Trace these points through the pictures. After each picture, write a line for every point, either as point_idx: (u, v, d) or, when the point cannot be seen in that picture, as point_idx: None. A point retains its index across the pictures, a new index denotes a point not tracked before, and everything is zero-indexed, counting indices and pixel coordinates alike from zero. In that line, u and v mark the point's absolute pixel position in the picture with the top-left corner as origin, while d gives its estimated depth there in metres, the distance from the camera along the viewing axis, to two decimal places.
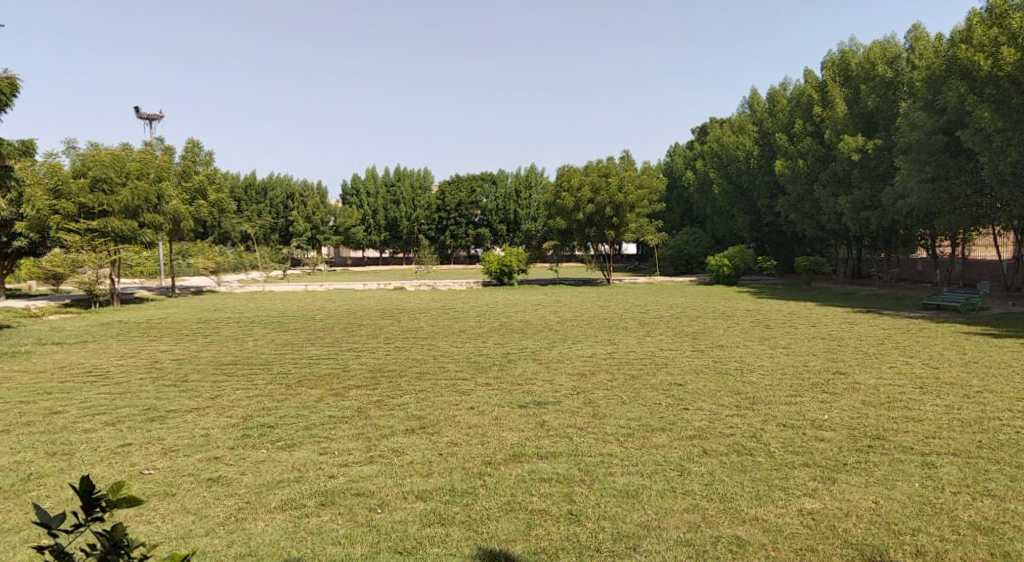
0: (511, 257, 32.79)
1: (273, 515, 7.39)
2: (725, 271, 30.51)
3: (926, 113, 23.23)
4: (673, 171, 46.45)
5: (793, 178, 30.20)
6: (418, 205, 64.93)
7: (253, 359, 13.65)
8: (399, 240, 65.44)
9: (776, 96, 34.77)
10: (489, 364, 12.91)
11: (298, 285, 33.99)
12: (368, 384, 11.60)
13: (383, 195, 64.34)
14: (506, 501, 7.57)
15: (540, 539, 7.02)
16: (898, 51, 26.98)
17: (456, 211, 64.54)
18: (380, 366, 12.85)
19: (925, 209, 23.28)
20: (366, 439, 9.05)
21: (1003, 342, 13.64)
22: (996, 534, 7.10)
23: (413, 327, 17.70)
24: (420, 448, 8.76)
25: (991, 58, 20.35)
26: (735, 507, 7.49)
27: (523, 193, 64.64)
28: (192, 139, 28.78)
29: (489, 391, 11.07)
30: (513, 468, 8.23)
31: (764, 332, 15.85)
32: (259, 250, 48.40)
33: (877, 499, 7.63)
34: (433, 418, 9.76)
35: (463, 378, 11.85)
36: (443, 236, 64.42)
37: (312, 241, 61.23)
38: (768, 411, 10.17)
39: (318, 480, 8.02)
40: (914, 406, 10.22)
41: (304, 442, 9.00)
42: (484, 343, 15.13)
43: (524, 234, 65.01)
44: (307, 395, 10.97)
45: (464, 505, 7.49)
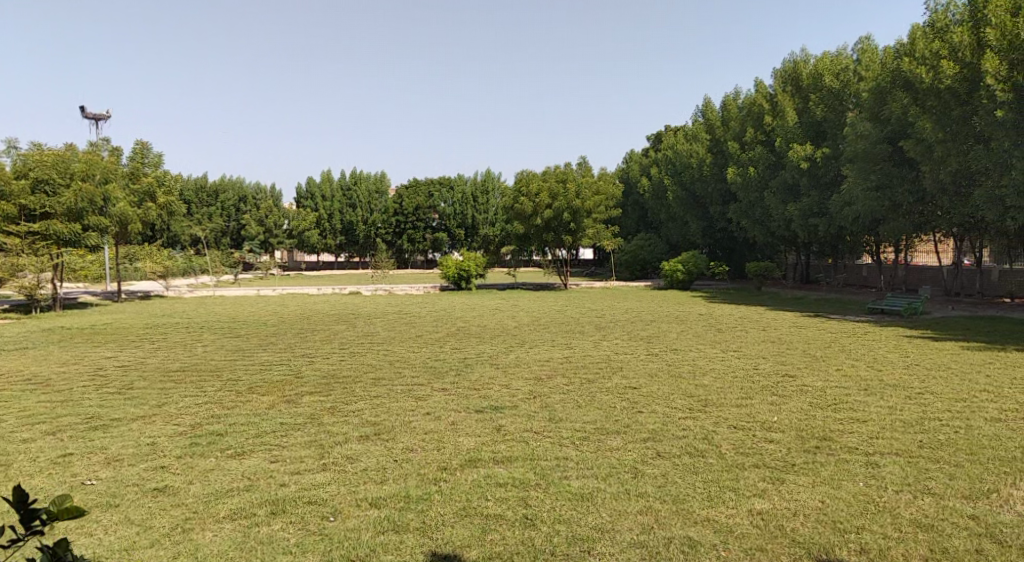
0: (469, 261, 32.84)
1: (222, 525, 7.34)
2: (678, 276, 30.94)
3: (872, 123, 23.89)
4: (628, 178, 47.08)
5: (744, 185, 30.77)
6: (374, 209, 64.81)
7: (202, 365, 13.49)
8: (356, 244, 64.63)
9: (729, 104, 35.41)
10: (446, 369, 12.95)
11: (250, 289, 33.67)
12: (322, 390, 11.56)
13: (339, 199, 64.00)
14: (461, 506, 7.63)
15: (495, 544, 7.08)
16: (845, 62, 27.64)
17: (413, 215, 64.75)
18: (334, 372, 12.78)
19: (870, 216, 23.92)
20: (319, 446, 9.04)
21: (944, 346, 14.11)
22: (936, 531, 7.35)
23: (368, 332, 17.62)
24: (374, 455, 8.76)
25: (932, 70, 21.10)
26: (687, 509, 7.65)
27: (480, 198, 65.11)
28: (141, 140, 28.31)
29: (445, 396, 11.12)
30: (469, 473, 8.30)
31: (717, 335, 16.14)
32: (209, 254, 47.70)
33: (823, 498, 7.87)
34: (388, 425, 9.77)
35: (418, 384, 11.87)
36: (400, 240, 64.70)
37: (265, 244, 60.63)
38: (720, 414, 10.38)
39: (269, 489, 7.98)
40: (859, 407, 10.54)
41: (255, 450, 8.95)
42: (441, 348, 15.16)
43: (481, 239, 65.35)
44: (259, 402, 10.88)
45: (419, 512, 7.53)
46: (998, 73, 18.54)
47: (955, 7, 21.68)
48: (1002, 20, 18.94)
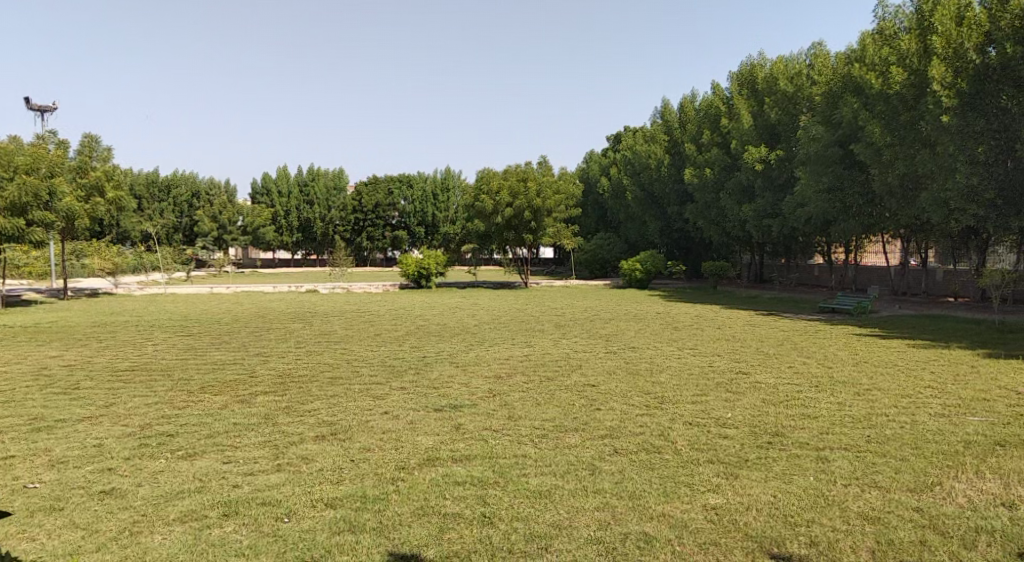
0: (429, 259, 32.87)
1: (171, 528, 7.31)
2: (637, 275, 31.26)
3: (824, 126, 24.40)
4: (588, 177, 47.50)
5: (700, 187, 31.19)
6: (332, 206, 64.41)
7: (153, 365, 13.33)
8: (314, 241, 64.57)
9: (686, 106, 35.86)
10: (405, 368, 12.97)
11: (203, 287, 33.10)
12: (277, 389, 11.50)
13: (296, 196, 63.43)
14: (419, 505, 7.68)
15: (452, 543, 7.15)
16: (798, 67, 28.24)
17: (373, 213, 64.11)
18: (289, 371, 12.73)
19: (822, 218, 24.43)
20: (273, 447, 9.02)
21: (891, 344, 14.51)
22: (883, 523, 7.58)
23: (325, 331, 17.53)
24: (330, 455, 8.77)
25: (882, 76, 21.90)
26: (643, 504, 7.81)
27: (441, 197, 65.07)
28: (88, 133, 27.76)
29: (404, 395, 11.15)
30: (427, 472, 8.36)
31: (673, 334, 16.39)
32: (161, 251, 46.78)
33: (775, 493, 8.09)
34: (345, 424, 9.77)
35: (377, 383, 11.87)
36: (359, 238, 64.43)
37: (219, 241, 58.23)
38: (675, 410, 10.58)
39: (221, 490, 7.96)
40: (810, 403, 10.83)
41: (206, 451, 8.90)
42: (401, 346, 15.17)
43: (442, 238, 65.45)
44: (211, 402, 10.81)
45: (376, 512, 7.56)
46: (944, 79, 19.21)
47: (903, 15, 22.54)
48: (947, 28, 19.63)
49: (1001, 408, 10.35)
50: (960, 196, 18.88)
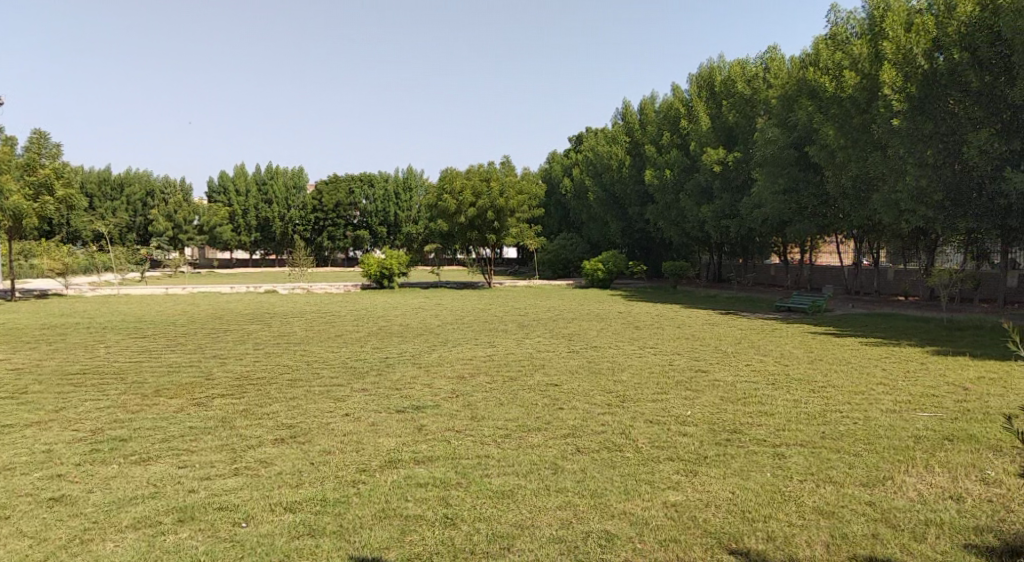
0: (392, 260, 32.73)
1: (124, 535, 7.25)
2: (599, 275, 31.49)
3: (780, 128, 24.83)
4: (551, 178, 47.78)
5: (660, 188, 31.53)
6: (292, 205, 63.92)
7: (105, 367, 13.14)
8: (273, 241, 63.98)
9: (646, 107, 36.22)
10: (367, 369, 12.96)
11: (157, 288, 32.46)
12: (234, 392, 11.43)
13: (254, 195, 62.79)
14: (380, 508, 7.70)
15: (414, 545, 7.19)
16: (754, 71, 28.66)
17: (333, 212, 64.09)
18: (247, 374, 12.63)
19: (778, 218, 24.86)
20: (230, 451, 8.97)
21: (845, 341, 14.84)
22: (837, 517, 7.79)
23: (284, 332, 17.41)
24: (290, 459, 8.75)
25: (835, 80, 22.40)
26: (604, 503, 7.92)
27: (403, 196, 65.24)
28: (36, 129, 27.04)
29: (365, 397, 11.15)
30: (389, 474, 8.38)
31: (635, 333, 16.58)
32: (114, 251, 45.90)
33: (733, 489, 8.25)
34: (305, 427, 9.75)
35: (338, 384, 11.86)
36: (320, 238, 64.18)
37: (174, 241, 57.36)
38: (637, 409, 10.73)
39: (176, 496, 7.90)
40: (767, 401, 11.05)
41: (161, 456, 8.83)
42: (362, 347, 15.15)
43: (405, 237, 65.52)
44: (166, 405, 10.70)
45: (336, 515, 7.57)
46: (894, 83, 19.69)
47: (854, 20, 23.06)
48: (897, 35, 20.13)
49: (950, 403, 10.67)
50: (910, 198, 19.38)
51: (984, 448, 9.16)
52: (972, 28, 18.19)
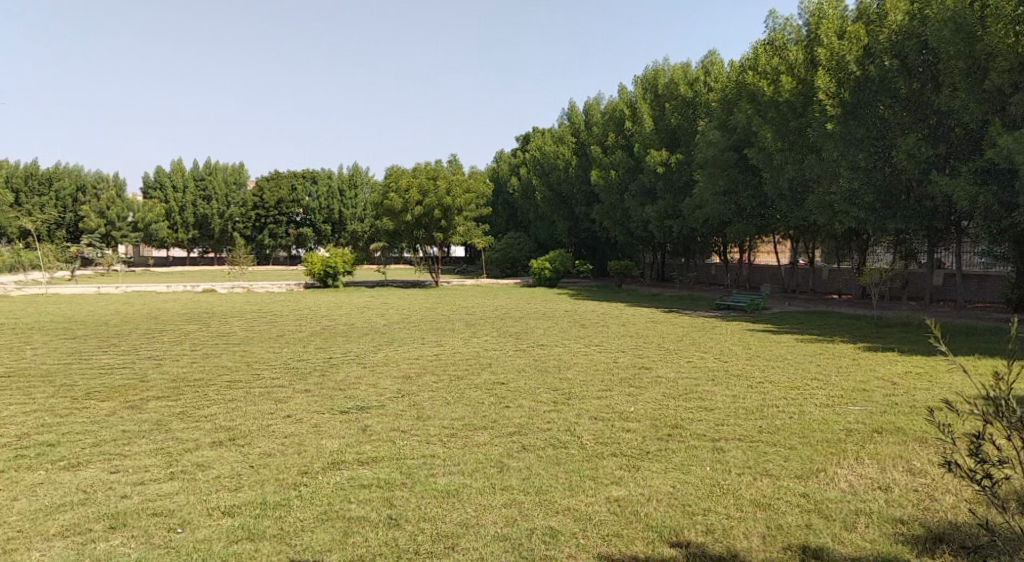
0: (336, 258, 32.48)
1: (52, 544, 7.16)
2: (546, 274, 31.74)
3: (720, 131, 25.35)
4: (499, 177, 48.03)
5: (606, 188, 31.96)
6: (231, 202, 63.04)
7: (32, 370, 12.84)
8: (212, 239, 63.01)
9: (591, 108, 36.56)
10: (310, 370, 12.91)
11: (88, 287, 31.50)
12: (170, 394, 11.31)
13: (191, 191, 61.79)
14: (323, 510, 7.73)
15: (357, 547, 7.21)
16: (696, 74, 29.19)
17: (276, 210, 63.29)
18: (184, 375, 12.48)
19: (718, 219, 25.39)
20: (166, 454, 8.90)
21: (782, 338, 15.27)
22: (772, 509, 8.05)
23: (223, 332, 17.20)
24: (229, 461, 8.71)
25: (773, 84, 23.01)
26: (549, 499, 8.06)
27: (347, 193, 65.09)
28: None
29: (308, 398, 11.12)
30: (332, 476, 8.41)
31: (581, 331, 16.81)
32: (42, 248, 44.51)
33: (673, 483, 8.49)
34: (244, 429, 9.71)
35: (280, 385, 11.80)
36: (261, 235, 62.93)
37: (106, 238, 54.91)
38: (582, 406, 10.93)
39: (107, 501, 7.81)
40: (707, 396, 11.36)
41: (92, 460, 8.71)
42: (305, 347, 15.07)
43: (350, 235, 65.70)
44: (98, 409, 10.53)
45: (276, 519, 7.57)
46: (828, 89, 20.34)
47: (790, 26, 23.65)
48: (831, 41, 20.78)
49: (879, 397, 11.11)
50: (844, 199, 20.03)
51: (910, 439, 9.56)
52: (901, 36, 18.92)
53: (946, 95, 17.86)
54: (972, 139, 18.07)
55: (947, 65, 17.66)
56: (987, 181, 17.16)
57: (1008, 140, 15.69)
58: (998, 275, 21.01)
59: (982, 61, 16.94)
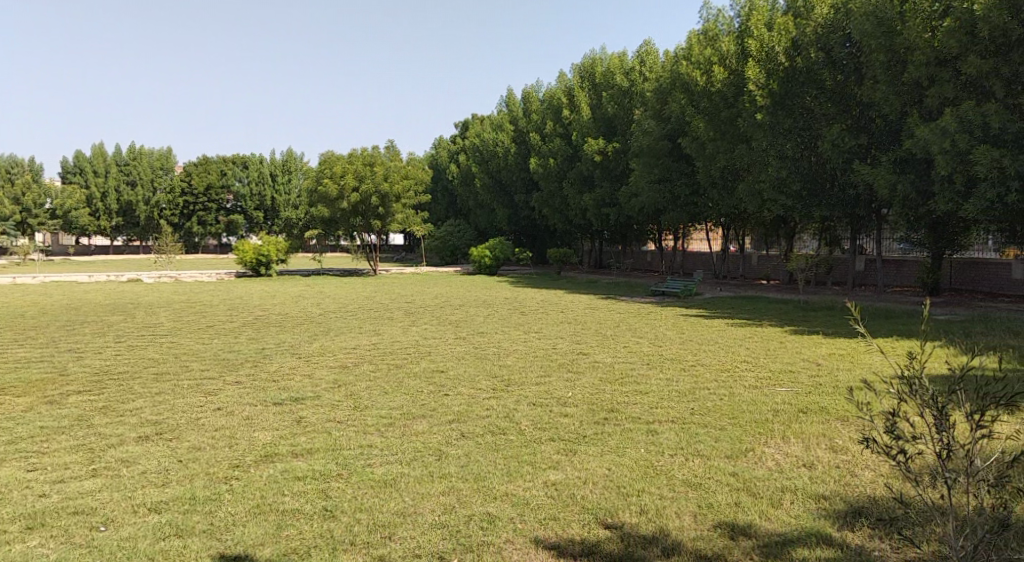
0: (269, 246, 32.08)
1: None
2: (486, 262, 31.86)
3: (655, 120, 25.76)
4: (438, 164, 48.10)
5: (545, 175, 32.23)
6: (157, 187, 61.64)
7: None
8: (137, 226, 61.20)
9: (529, 96, 36.73)
10: (242, 361, 12.81)
11: (5, 277, 30.42)
12: (92, 388, 11.10)
13: (114, 175, 60.22)
14: (255, 504, 7.69)
15: (291, 539, 7.17)
16: (632, 64, 29.50)
17: (205, 196, 62.68)
18: (107, 368, 12.26)
19: (653, 207, 25.84)
20: (88, 450, 8.78)
21: (713, 323, 15.68)
22: (703, 488, 8.29)
23: (149, 324, 16.90)
24: (155, 456, 8.65)
25: (706, 74, 23.46)
26: (486, 486, 8.18)
27: (280, 178, 64.68)
28: None
29: (240, 390, 11.05)
30: (265, 469, 8.40)
31: (519, 318, 16.98)
32: None
33: (609, 466, 8.70)
34: (172, 423, 9.62)
35: (210, 378, 11.69)
36: (190, 223, 62.03)
37: (23, 225, 53.10)
38: (521, 392, 11.09)
39: (25, 501, 7.68)
40: (642, 380, 11.65)
41: (8, 459, 8.54)
42: (237, 338, 14.91)
43: (284, 222, 65.27)
44: (14, 405, 10.29)
45: (206, 514, 7.50)
46: (758, 80, 20.87)
47: (723, 18, 24.09)
48: (760, 33, 21.31)
49: (804, 378, 11.54)
50: (772, 187, 20.61)
51: (833, 418, 9.97)
52: (826, 30, 19.43)
53: (868, 88, 18.48)
54: (892, 131, 18.64)
55: (869, 58, 18.27)
56: (906, 171, 17.88)
57: (925, 131, 16.36)
58: (916, 260, 21.84)
59: (901, 55, 17.54)
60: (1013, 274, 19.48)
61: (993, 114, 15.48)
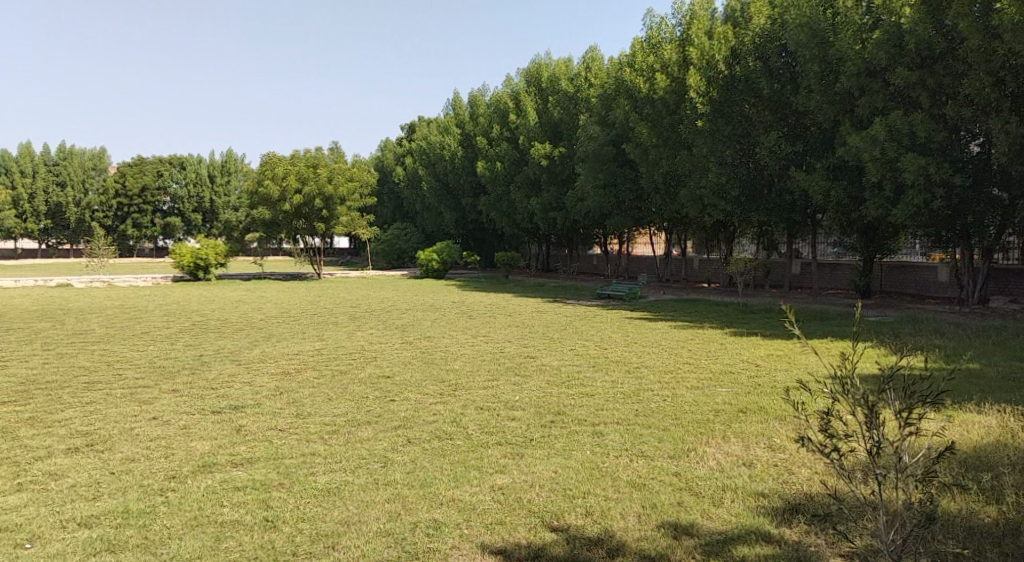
0: (206, 250, 31.58)
1: None
2: (433, 266, 31.83)
3: (600, 126, 26.08)
4: (384, 166, 47.94)
5: (492, 179, 32.36)
6: (88, 189, 60.47)
7: None
8: (67, 228, 60.22)
9: (476, 100, 36.83)
10: (179, 368, 12.64)
11: None
12: (19, 398, 10.85)
13: (42, 177, 59.15)
14: (192, 516, 7.63)
15: (230, 551, 7.14)
16: (578, 69, 29.85)
17: (140, 198, 60.99)
18: (34, 377, 11.98)
19: (599, 211, 26.19)
20: (14, 464, 8.60)
21: (657, 325, 15.96)
22: (648, 488, 8.47)
23: (80, 330, 16.52)
24: (85, 469, 8.50)
25: (649, 81, 23.86)
26: (433, 492, 8.24)
27: (218, 180, 63.90)
28: None
29: (176, 398, 10.91)
30: (203, 480, 8.33)
31: (465, 322, 17.04)
32: None
33: (556, 469, 8.83)
34: (103, 434, 9.46)
35: (145, 386, 11.51)
36: (123, 225, 60.54)
37: None
38: (468, 397, 11.16)
39: None
40: (588, 382, 11.83)
41: None
42: (174, 345, 14.68)
43: (223, 224, 64.32)
44: None
45: (140, 528, 7.42)
46: (698, 88, 21.29)
47: (665, 26, 24.51)
48: (701, 41, 21.75)
49: (744, 378, 11.85)
50: (713, 193, 21.06)
51: (771, 418, 10.26)
52: (763, 40, 20.06)
53: (803, 97, 19.04)
54: (826, 139, 19.22)
55: (804, 68, 18.83)
56: (839, 177, 18.48)
57: (857, 139, 16.94)
58: (849, 264, 22.50)
59: (834, 65, 18.11)
60: (938, 277, 20.26)
61: (919, 123, 16.09)
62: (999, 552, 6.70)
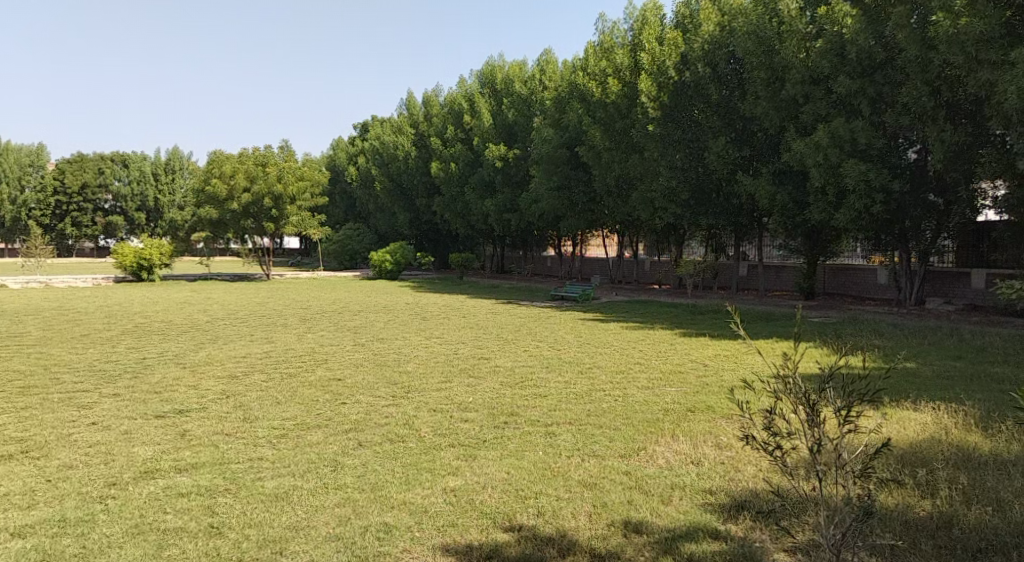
0: (151, 250, 31.04)
1: None
2: (386, 267, 31.72)
3: (554, 128, 26.30)
4: (337, 166, 47.59)
5: (446, 180, 32.38)
6: (25, 186, 58.82)
7: None
8: (3, 227, 58.68)
9: (430, 100, 36.78)
10: (120, 372, 12.45)
11: None
12: None
13: None
14: (134, 524, 7.56)
15: (173, 558, 7.11)
16: (532, 72, 30.05)
17: (80, 196, 59.80)
18: None
19: (553, 213, 26.39)
20: None
21: (608, 326, 16.16)
22: (598, 488, 8.62)
23: (17, 333, 16.16)
24: (21, 477, 8.37)
25: (601, 85, 24.14)
26: (384, 495, 8.28)
27: (163, 177, 62.76)
28: None
29: (117, 402, 10.76)
30: (145, 486, 8.24)
31: (418, 324, 17.05)
32: None
33: (508, 470, 8.93)
34: (39, 440, 9.30)
35: (84, 390, 11.32)
36: (62, 224, 59.17)
37: None
38: (420, 399, 11.20)
39: None
40: (542, 383, 11.94)
41: None
42: (115, 348, 14.45)
43: (168, 222, 63.13)
44: None
45: (79, 536, 7.33)
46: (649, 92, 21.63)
47: (618, 31, 24.80)
48: (653, 47, 22.09)
49: (692, 378, 12.07)
50: (664, 196, 21.40)
51: (718, 417, 10.49)
52: (712, 47, 20.28)
53: (751, 103, 19.46)
54: (772, 145, 19.72)
55: (751, 75, 19.27)
56: (785, 182, 18.96)
57: (802, 145, 17.39)
58: (794, 266, 23.04)
59: (779, 72, 18.57)
60: (879, 279, 20.86)
61: (860, 130, 16.57)
62: (933, 544, 6.96)
